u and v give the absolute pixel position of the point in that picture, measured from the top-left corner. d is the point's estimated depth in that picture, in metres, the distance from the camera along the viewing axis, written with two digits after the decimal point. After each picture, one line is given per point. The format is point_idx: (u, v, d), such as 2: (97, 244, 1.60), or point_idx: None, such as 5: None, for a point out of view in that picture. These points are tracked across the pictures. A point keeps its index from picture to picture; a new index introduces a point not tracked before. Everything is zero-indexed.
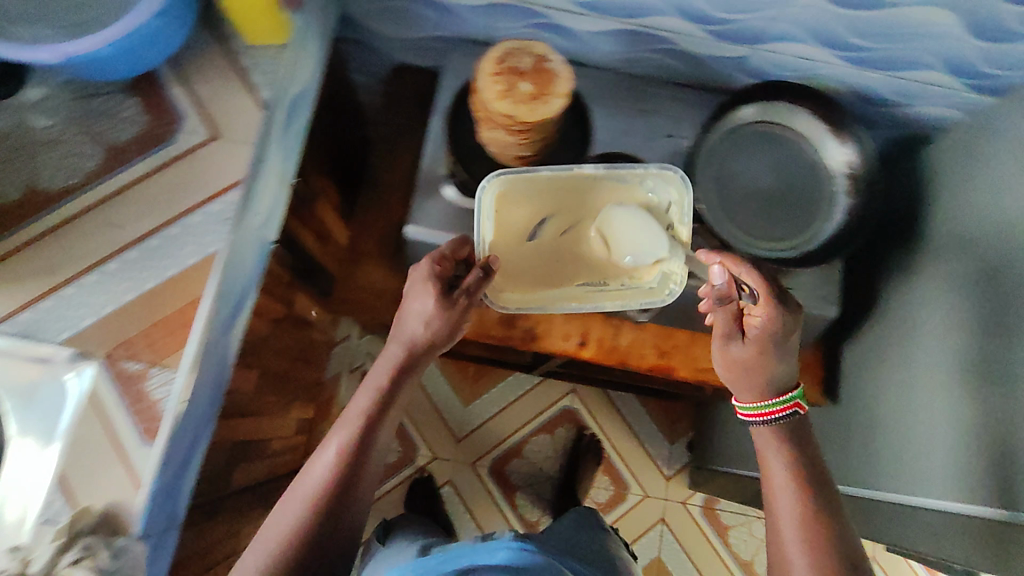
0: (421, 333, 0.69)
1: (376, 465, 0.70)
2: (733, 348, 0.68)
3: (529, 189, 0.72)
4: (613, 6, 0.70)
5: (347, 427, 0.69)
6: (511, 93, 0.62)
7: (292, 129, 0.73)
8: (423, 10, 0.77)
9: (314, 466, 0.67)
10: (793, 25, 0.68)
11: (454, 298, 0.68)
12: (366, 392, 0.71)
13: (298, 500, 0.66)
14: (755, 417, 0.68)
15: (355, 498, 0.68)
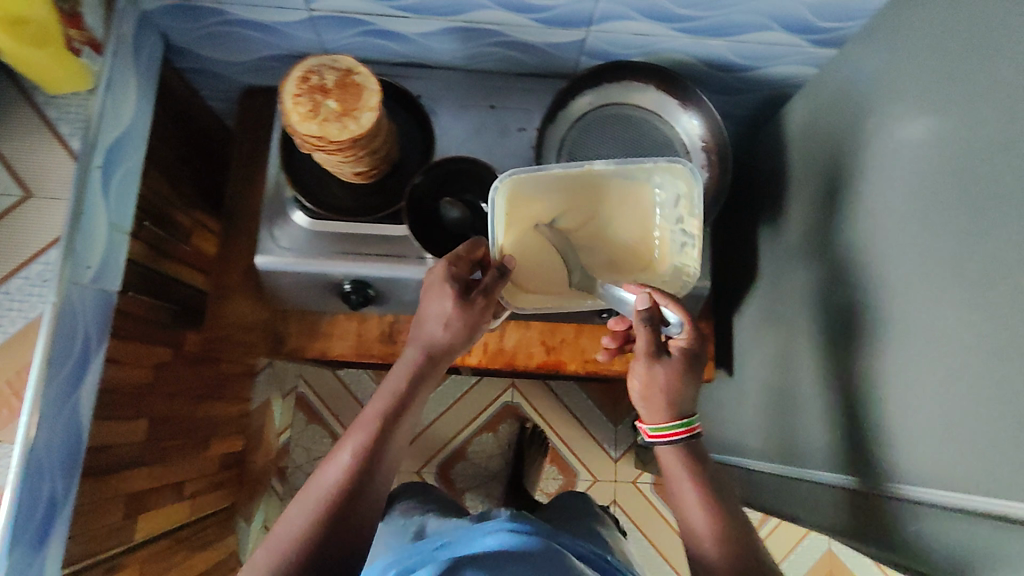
0: (440, 335, 0.62)
1: (391, 475, 0.59)
2: (658, 372, 0.62)
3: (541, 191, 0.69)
4: (430, 6, 0.67)
5: (360, 428, 0.58)
6: (317, 113, 0.59)
7: (118, 173, 0.70)
8: (246, 31, 0.74)
9: (328, 469, 0.56)
10: (615, 5, 0.65)
11: (472, 298, 0.63)
12: (384, 394, 0.60)
13: (304, 509, 0.54)
14: (659, 438, 0.63)
15: (372, 506, 0.56)
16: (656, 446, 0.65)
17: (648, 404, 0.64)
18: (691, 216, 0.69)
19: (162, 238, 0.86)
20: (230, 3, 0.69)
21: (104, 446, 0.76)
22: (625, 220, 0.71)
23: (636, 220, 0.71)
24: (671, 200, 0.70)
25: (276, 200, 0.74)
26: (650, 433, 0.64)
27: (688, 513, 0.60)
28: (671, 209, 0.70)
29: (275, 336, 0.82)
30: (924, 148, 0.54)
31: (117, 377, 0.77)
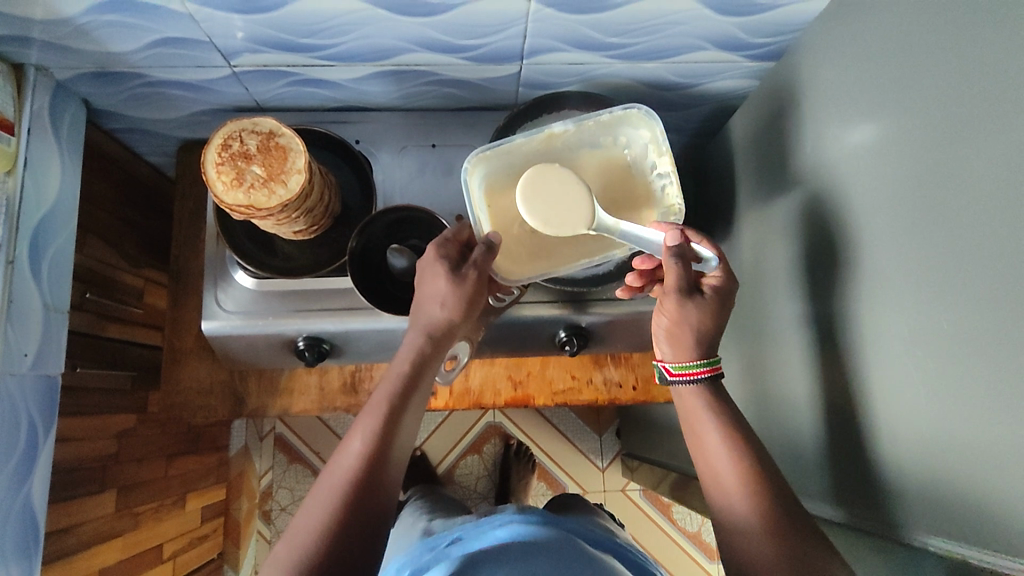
0: (435, 315, 0.62)
1: (406, 455, 0.60)
2: (685, 314, 0.63)
3: (513, 173, 0.65)
4: (357, 54, 0.66)
5: (369, 415, 0.59)
6: (241, 181, 0.58)
7: (45, 251, 0.68)
8: (170, 91, 0.72)
9: (342, 455, 0.57)
10: (545, 38, 0.64)
11: (463, 273, 0.61)
12: (388, 380, 0.61)
13: (323, 494, 0.54)
14: (683, 376, 0.64)
15: (388, 488, 0.56)
16: (677, 385, 0.66)
17: (673, 343, 0.65)
18: (660, 160, 0.64)
19: (109, 305, 0.84)
20: (148, 67, 0.67)
21: (67, 528, 0.74)
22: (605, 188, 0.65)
23: (622, 184, 0.65)
24: (643, 151, 0.65)
25: (218, 263, 0.72)
26: (673, 371, 0.65)
27: (720, 472, 0.59)
28: (644, 159, 0.65)
29: (234, 397, 0.81)
30: (866, 164, 0.54)
31: (74, 456, 0.75)
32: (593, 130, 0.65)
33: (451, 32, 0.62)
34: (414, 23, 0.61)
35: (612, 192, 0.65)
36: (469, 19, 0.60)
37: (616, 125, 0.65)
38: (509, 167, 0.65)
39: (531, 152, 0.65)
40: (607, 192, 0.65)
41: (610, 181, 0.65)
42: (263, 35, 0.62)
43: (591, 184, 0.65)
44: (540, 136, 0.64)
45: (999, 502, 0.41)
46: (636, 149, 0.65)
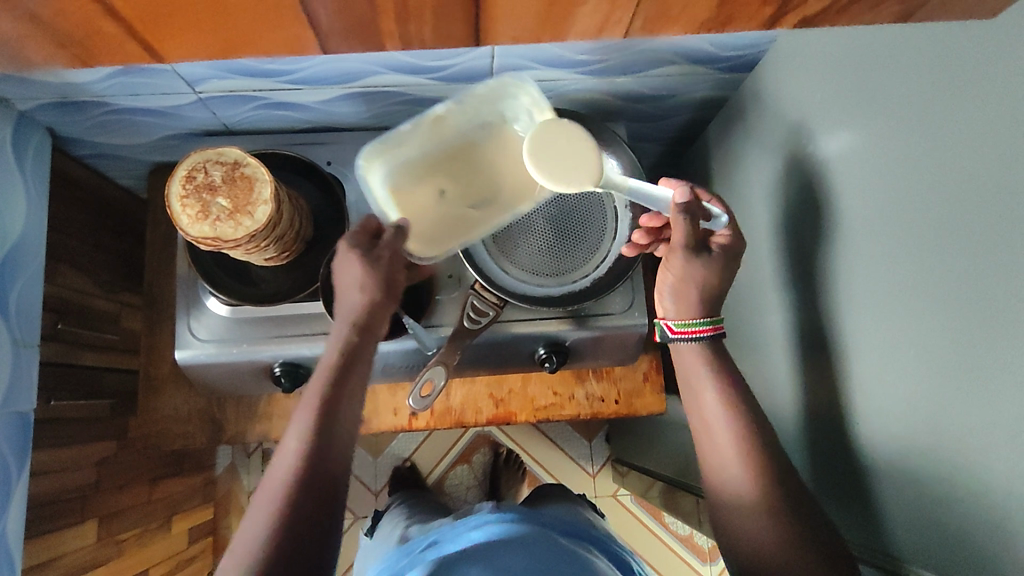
0: (355, 300, 0.59)
1: (349, 445, 0.58)
2: (689, 271, 0.63)
3: (410, 166, 0.62)
4: (324, 77, 0.65)
5: (301, 414, 0.56)
6: (207, 214, 0.57)
7: (13, 286, 0.67)
8: (137, 117, 0.71)
9: (279, 460, 0.55)
10: (513, 58, 0.64)
11: (376, 254, 0.58)
12: (318, 376, 0.58)
13: (264, 502, 0.53)
14: (684, 334, 0.65)
15: (331, 486, 0.55)
16: (677, 342, 0.66)
17: (677, 299, 0.65)
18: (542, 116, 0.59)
19: (83, 333, 0.83)
20: (112, 95, 0.66)
21: (48, 563, 0.73)
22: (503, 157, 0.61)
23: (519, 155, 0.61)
24: (531, 115, 0.61)
25: (190, 290, 0.71)
26: (676, 328, 0.65)
27: (725, 459, 0.60)
28: (533, 123, 0.61)
29: (213, 423, 0.80)
30: (840, 178, 0.54)
31: (51, 489, 0.74)
32: (479, 108, 0.62)
33: (416, 55, 0.62)
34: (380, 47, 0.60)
35: (510, 165, 0.61)
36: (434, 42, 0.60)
37: (500, 96, 0.62)
38: (405, 159, 0.62)
39: (423, 142, 0.62)
40: (505, 166, 0.61)
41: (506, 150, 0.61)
42: (227, 62, 0.61)
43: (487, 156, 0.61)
44: (425, 123, 0.62)
45: (987, 524, 0.40)
46: (525, 115, 0.61)
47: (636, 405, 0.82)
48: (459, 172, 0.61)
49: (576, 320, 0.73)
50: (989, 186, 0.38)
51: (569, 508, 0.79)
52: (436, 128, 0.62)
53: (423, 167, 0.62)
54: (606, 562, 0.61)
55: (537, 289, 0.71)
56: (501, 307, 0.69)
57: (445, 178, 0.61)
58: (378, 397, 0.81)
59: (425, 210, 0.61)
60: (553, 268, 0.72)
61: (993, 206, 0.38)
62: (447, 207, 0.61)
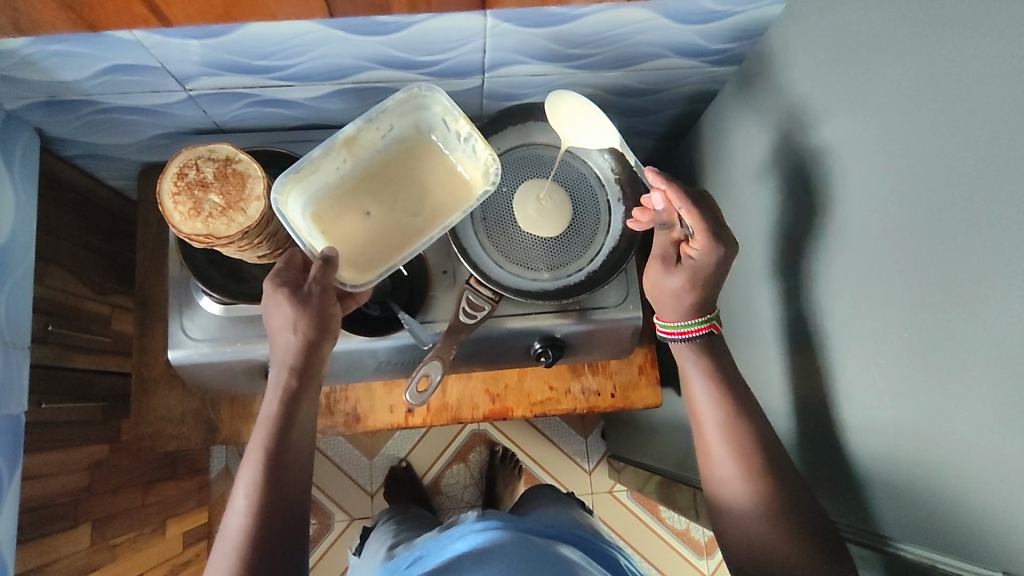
0: (289, 344, 0.59)
1: (301, 480, 0.60)
2: (671, 279, 0.62)
3: (332, 192, 0.64)
4: (317, 73, 0.66)
5: (249, 462, 0.58)
6: (198, 211, 0.57)
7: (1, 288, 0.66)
8: (126, 116, 0.71)
9: (232, 509, 0.57)
10: (505, 52, 0.66)
11: (306, 291, 0.59)
12: (263, 420, 0.60)
13: (223, 550, 0.55)
14: (675, 335, 0.65)
15: (284, 527, 0.57)
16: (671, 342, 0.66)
17: (660, 302, 0.65)
18: (459, 124, 0.63)
19: (73, 335, 0.82)
20: (100, 93, 0.65)
21: (42, 567, 0.73)
22: (426, 170, 0.65)
23: (439, 164, 0.65)
24: (445, 124, 0.64)
25: (183, 289, 0.71)
26: (665, 330, 0.66)
27: (717, 458, 0.61)
28: (448, 132, 0.65)
29: (208, 424, 0.80)
30: (831, 167, 0.55)
31: (44, 493, 0.73)
32: (390, 122, 0.64)
33: (408, 49, 0.63)
34: (372, 42, 0.61)
35: (434, 175, 0.65)
36: (425, 37, 0.61)
37: (412, 106, 0.64)
38: (324, 186, 0.64)
39: (337, 165, 0.64)
40: (428, 177, 0.64)
41: (429, 164, 0.65)
42: (218, 59, 0.61)
43: (413, 171, 0.65)
44: (338, 145, 0.62)
45: (984, 503, 0.41)
46: (439, 124, 0.65)
47: (631, 398, 0.83)
48: (384, 190, 0.64)
49: (573, 314, 0.73)
50: (989, 166, 0.39)
51: (562, 512, 0.80)
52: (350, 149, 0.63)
53: (344, 191, 0.64)
54: (585, 559, 0.62)
55: (533, 284, 0.71)
56: (496, 302, 0.69)
57: (371, 199, 0.64)
58: (374, 395, 0.81)
59: (355, 234, 0.62)
60: (547, 263, 0.72)
61: (996, 190, 0.38)
62: (377, 226, 0.62)
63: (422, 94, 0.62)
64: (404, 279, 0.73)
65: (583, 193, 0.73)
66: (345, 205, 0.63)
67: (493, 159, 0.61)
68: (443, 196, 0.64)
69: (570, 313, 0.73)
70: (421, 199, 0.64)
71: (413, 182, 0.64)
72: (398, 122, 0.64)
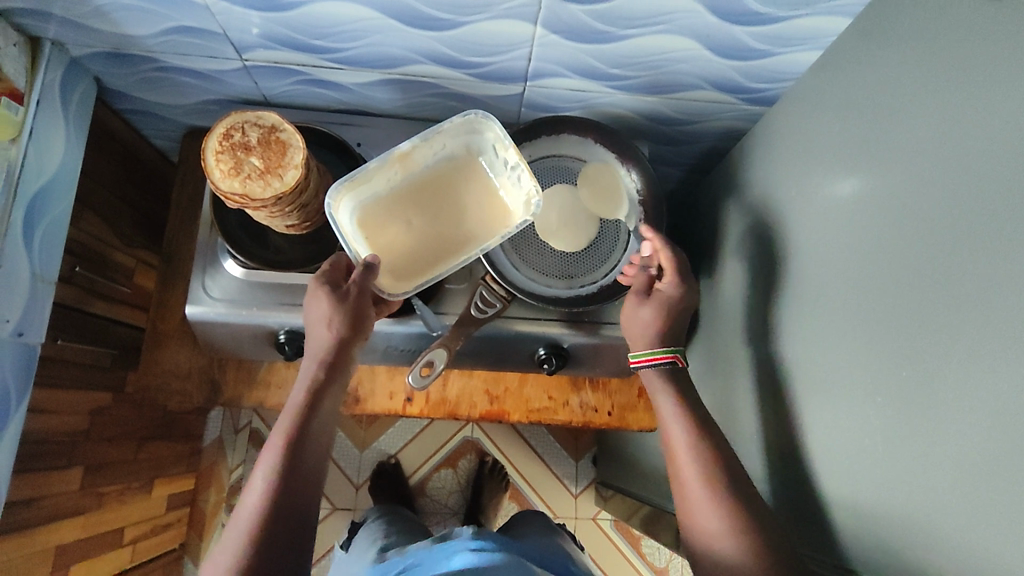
0: (324, 337, 0.62)
1: (317, 476, 0.60)
2: (645, 308, 0.67)
3: (379, 201, 0.66)
4: (367, 60, 0.69)
5: (270, 449, 0.59)
6: (237, 172, 0.59)
7: (38, 223, 0.69)
8: (180, 77, 0.74)
9: (248, 495, 0.57)
10: (547, 63, 0.68)
11: (344, 289, 0.62)
12: (289, 411, 0.61)
13: (234, 535, 0.54)
14: (642, 362, 0.67)
15: (295, 521, 0.56)
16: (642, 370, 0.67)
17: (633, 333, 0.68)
18: (509, 153, 0.65)
19: (97, 281, 0.84)
20: (161, 52, 0.69)
21: (32, 499, 0.74)
22: (471, 193, 0.67)
23: (483, 188, 0.67)
24: (494, 151, 0.67)
25: (208, 249, 0.73)
26: (633, 359, 0.67)
27: (694, 505, 0.58)
28: (496, 158, 0.67)
29: (212, 384, 0.81)
30: (841, 205, 0.55)
31: (45, 428, 0.75)
32: (442, 142, 0.66)
33: (456, 48, 0.66)
34: (421, 37, 0.64)
35: (477, 198, 0.66)
36: (473, 38, 0.64)
37: (465, 130, 0.66)
38: (373, 195, 0.66)
39: (388, 177, 0.66)
40: (470, 200, 0.66)
41: (475, 186, 0.67)
42: (277, 33, 0.64)
43: (460, 191, 0.67)
44: (392, 159, 0.64)
45: (960, 558, 0.40)
46: (488, 150, 0.67)
47: (626, 419, 0.83)
48: (429, 205, 0.66)
49: (590, 317, 0.74)
50: (998, 208, 0.39)
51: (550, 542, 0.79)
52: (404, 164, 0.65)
53: (391, 201, 0.66)
54: None
55: (546, 290, 0.72)
56: (507, 302, 0.70)
57: (416, 212, 0.66)
58: (375, 379, 0.82)
59: (397, 245, 0.65)
60: (560, 272, 0.74)
61: (1003, 232, 0.38)
62: (418, 239, 0.65)
63: (477, 120, 0.65)
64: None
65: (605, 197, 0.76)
66: (391, 215, 0.66)
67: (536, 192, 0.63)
68: (486, 219, 0.66)
69: (586, 316, 0.74)
70: (462, 220, 0.66)
71: (459, 202, 0.66)
72: (452, 142, 0.67)
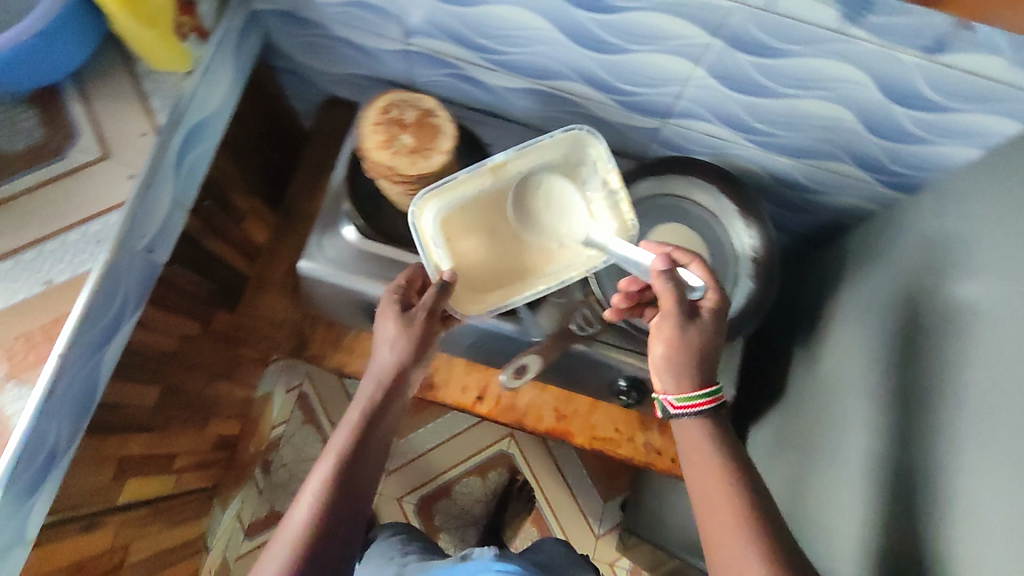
0: (387, 361, 0.61)
1: (367, 491, 0.59)
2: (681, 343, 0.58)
3: (462, 206, 0.64)
4: (521, 66, 0.72)
5: (323, 460, 0.58)
6: (390, 144, 0.62)
7: (189, 153, 0.74)
8: (342, 49, 0.79)
9: (297, 505, 0.56)
10: (695, 105, 0.69)
11: (414, 314, 0.62)
12: (345, 423, 0.60)
13: (280, 546, 0.54)
14: (688, 407, 0.58)
15: (339, 539, 0.56)
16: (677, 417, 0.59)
17: (676, 371, 0.59)
18: (610, 178, 0.65)
19: (217, 219, 0.89)
20: (334, 22, 0.73)
21: (116, 406, 0.77)
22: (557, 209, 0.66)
23: (570, 205, 0.66)
24: (592, 170, 0.66)
25: (331, 211, 0.76)
26: (676, 403, 0.58)
27: None
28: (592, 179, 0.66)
29: (300, 338, 0.84)
30: (968, 309, 0.53)
31: (143, 342, 0.79)
32: (537, 156, 0.65)
33: (611, 73, 0.68)
34: (581, 56, 0.66)
35: (564, 216, 0.65)
36: (631, 67, 0.66)
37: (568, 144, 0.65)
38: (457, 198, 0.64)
39: (477, 182, 0.64)
40: (557, 217, 0.65)
41: (561, 205, 0.66)
42: (448, 26, 0.68)
43: (545, 207, 0.65)
44: (485, 168, 0.64)
45: None
46: (586, 168, 0.67)
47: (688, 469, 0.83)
48: (513, 218, 0.65)
49: None
50: None
51: None
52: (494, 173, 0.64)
53: (473, 207, 0.65)
54: None
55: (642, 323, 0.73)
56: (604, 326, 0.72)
57: (499, 224, 0.65)
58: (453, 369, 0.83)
59: (473, 257, 0.64)
60: None
61: None
62: (496, 255, 0.65)
63: (583, 138, 0.65)
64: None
65: (715, 235, 0.76)
66: (471, 222, 0.65)
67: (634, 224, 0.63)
68: (568, 244, 0.64)
69: None
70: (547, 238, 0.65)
71: (543, 218, 0.65)
72: (547, 155, 0.66)
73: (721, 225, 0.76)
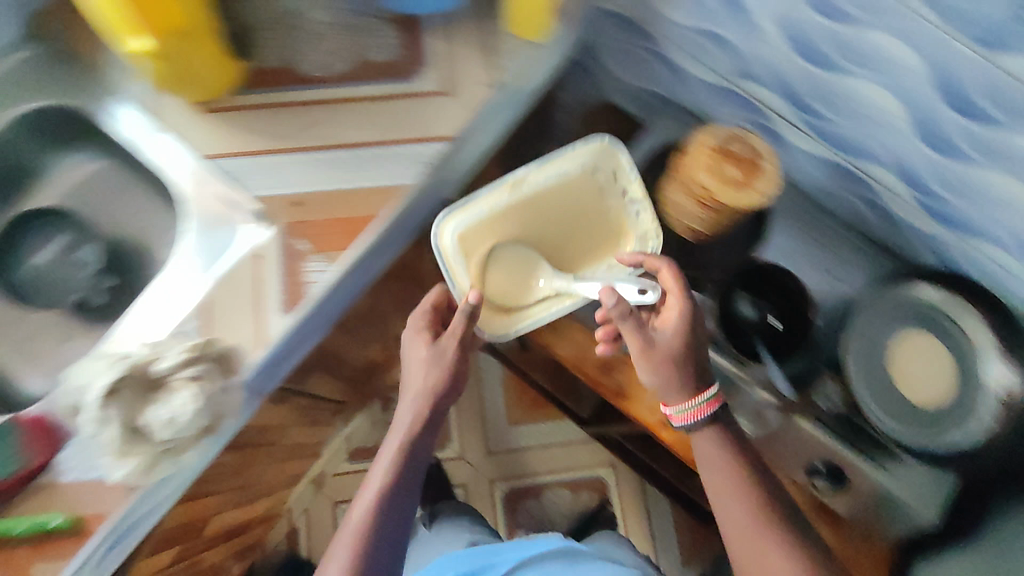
0: (428, 382, 0.73)
1: (417, 477, 0.73)
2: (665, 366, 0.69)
3: (482, 221, 0.77)
4: (839, 138, 0.74)
5: (384, 457, 0.72)
6: (719, 171, 0.66)
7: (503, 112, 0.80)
8: (661, 67, 0.84)
9: (364, 492, 0.70)
10: (1007, 234, 0.68)
11: (446, 339, 0.74)
12: (400, 426, 0.73)
13: (356, 521, 0.68)
14: (694, 416, 0.69)
15: (399, 512, 0.70)
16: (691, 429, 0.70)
17: (657, 376, 0.69)
18: (635, 192, 0.79)
19: None
20: (674, 42, 0.78)
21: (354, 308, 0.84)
22: (588, 222, 0.81)
23: (609, 216, 0.81)
24: (615, 176, 0.80)
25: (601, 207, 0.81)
26: (677, 414, 0.70)
27: None
28: (616, 185, 0.80)
29: None
30: None
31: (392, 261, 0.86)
32: (559, 164, 0.78)
33: (936, 174, 0.68)
34: (914, 149, 0.67)
35: (600, 239, 0.81)
36: (963, 177, 0.66)
37: (594, 151, 0.78)
38: (479, 215, 0.77)
39: (498, 198, 0.77)
40: (579, 230, 0.81)
41: (558, 215, 0.81)
42: (792, 81, 0.71)
43: (557, 222, 0.81)
44: (504, 183, 0.76)
45: None
46: (609, 174, 0.80)
47: None
48: (532, 227, 0.80)
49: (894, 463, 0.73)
50: None
51: None
52: (512, 188, 0.77)
53: (493, 218, 0.78)
54: None
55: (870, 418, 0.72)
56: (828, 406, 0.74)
57: (510, 232, 0.80)
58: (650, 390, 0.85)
59: (519, 282, 0.79)
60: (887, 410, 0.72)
61: None
62: (505, 269, 0.79)
63: (608, 145, 0.78)
64: (774, 333, 0.74)
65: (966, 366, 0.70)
66: (490, 232, 0.78)
67: (657, 240, 0.78)
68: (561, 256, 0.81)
69: (890, 460, 0.73)
70: (561, 252, 0.81)
71: (558, 228, 0.81)
72: (568, 158, 0.78)
73: (975, 358, 0.70)
